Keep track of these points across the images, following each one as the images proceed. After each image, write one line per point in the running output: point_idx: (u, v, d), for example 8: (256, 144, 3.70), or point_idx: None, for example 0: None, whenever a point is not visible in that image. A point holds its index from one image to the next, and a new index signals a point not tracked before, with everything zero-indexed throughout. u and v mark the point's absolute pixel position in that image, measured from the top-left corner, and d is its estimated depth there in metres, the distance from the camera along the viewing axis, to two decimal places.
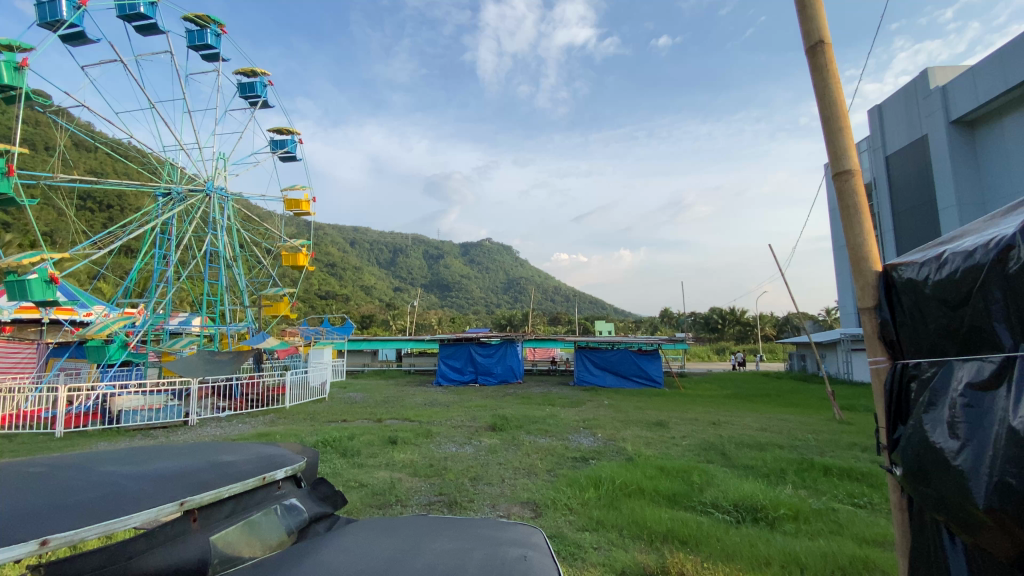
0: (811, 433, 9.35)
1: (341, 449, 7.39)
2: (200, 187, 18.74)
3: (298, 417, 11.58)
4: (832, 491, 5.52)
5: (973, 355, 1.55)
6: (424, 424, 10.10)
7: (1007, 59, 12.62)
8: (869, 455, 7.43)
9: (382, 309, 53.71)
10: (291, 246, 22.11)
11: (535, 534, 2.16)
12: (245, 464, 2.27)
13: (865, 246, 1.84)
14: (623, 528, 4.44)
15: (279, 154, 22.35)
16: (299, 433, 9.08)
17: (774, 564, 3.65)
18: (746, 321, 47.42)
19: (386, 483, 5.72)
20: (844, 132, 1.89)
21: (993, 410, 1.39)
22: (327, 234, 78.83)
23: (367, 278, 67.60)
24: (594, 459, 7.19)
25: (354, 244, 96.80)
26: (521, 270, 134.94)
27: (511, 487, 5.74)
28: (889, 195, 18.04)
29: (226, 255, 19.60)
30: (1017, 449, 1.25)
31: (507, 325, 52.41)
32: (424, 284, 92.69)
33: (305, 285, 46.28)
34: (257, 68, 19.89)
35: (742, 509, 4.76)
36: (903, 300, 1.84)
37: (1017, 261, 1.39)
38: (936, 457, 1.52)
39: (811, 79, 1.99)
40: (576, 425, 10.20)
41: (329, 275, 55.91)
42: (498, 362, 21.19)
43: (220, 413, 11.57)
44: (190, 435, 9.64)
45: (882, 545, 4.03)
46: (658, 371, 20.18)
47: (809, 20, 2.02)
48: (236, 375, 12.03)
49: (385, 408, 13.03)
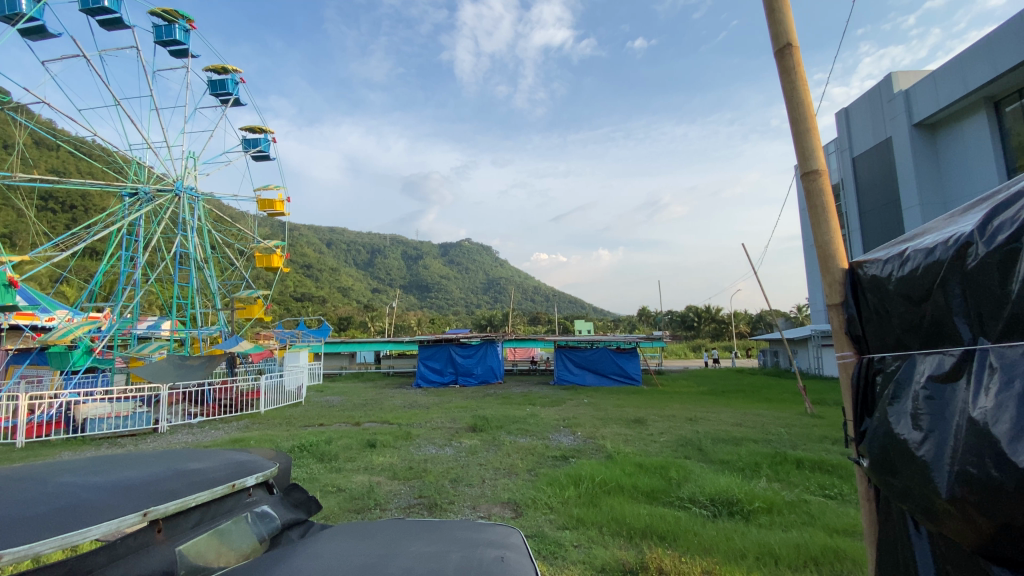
0: (783, 426, 9.61)
1: (318, 454, 7.26)
2: (169, 187, 18.14)
3: (274, 421, 11.34)
4: (804, 483, 5.66)
5: (934, 349, 1.60)
6: (403, 427, 9.99)
7: (966, 64, 13.15)
8: (839, 448, 7.65)
9: (360, 311, 53.03)
10: (265, 247, 21.63)
11: (512, 534, 2.15)
12: (214, 471, 2.19)
13: (833, 245, 1.90)
14: (602, 526, 4.47)
15: (251, 153, 21.85)
16: (275, 438, 8.91)
17: (749, 557, 3.72)
18: (721, 319, 48.53)
19: (365, 487, 5.64)
20: (812, 133, 1.94)
21: (954, 401, 1.43)
22: (302, 235, 77.53)
23: (345, 279, 66.64)
24: (573, 457, 7.23)
25: (331, 245, 95.30)
26: (500, 270, 135.03)
27: (491, 487, 5.72)
28: (856, 196, 18.62)
29: (196, 256, 19.02)
30: (976, 439, 1.27)
31: (487, 325, 52.40)
32: (402, 285, 91.81)
33: (280, 287, 45.35)
34: (228, 65, 19.41)
35: (718, 504, 4.84)
36: (869, 297, 1.90)
37: (975, 258, 1.43)
38: (901, 449, 1.58)
39: (779, 82, 2.04)
40: (556, 424, 10.25)
41: (304, 276, 54.88)
42: (478, 362, 21.13)
43: (191, 419, 11.30)
44: (161, 443, 9.34)
45: (852, 535, 4.15)
46: (636, 370, 20.40)
47: (776, 24, 2.06)
48: (208, 380, 11.68)
49: (364, 411, 12.86)
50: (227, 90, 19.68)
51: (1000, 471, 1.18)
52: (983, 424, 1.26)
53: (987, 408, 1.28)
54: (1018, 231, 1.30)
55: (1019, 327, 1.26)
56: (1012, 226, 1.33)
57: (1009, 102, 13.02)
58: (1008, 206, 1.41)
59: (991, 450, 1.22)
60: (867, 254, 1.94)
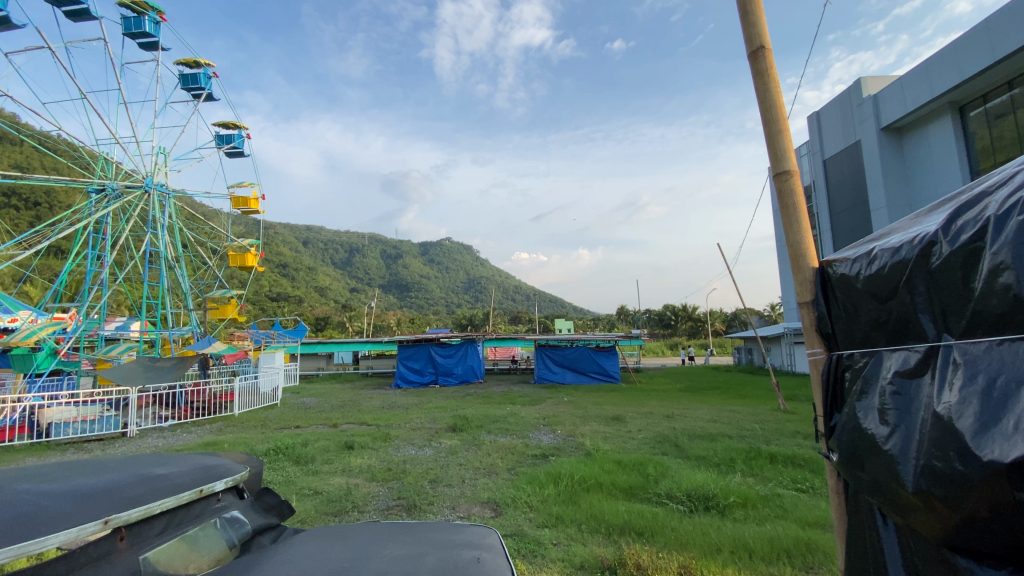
0: (757, 422, 9.83)
1: (294, 456, 7.10)
2: (138, 184, 17.50)
3: (248, 424, 11.07)
4: (777, 477, 5.79)
5: (900, 346, 1.63)
6: (382, 428, 9.88)
7: (932, 70, 13.65)
8: (810, 442, 7.86)
9: (337, 310, 52.26)
10: (239, 246, 21.13)
11: (489, 534, 2.13)
12: (180, 477, 2.12)
13: (803, 243, 1.94)
14: (581, 523, 4.48)
15: (225, 149, 21.31)
16: (250, 441, 8.71)
17: (724, 551, 3.78)
18: (697, 317, 49.46)
19: (343, 490, 5.55)
20: (784, 135, 1.98)
21: (919, 397, 1.47)
22: (278, 234, 76.02)
23: (322, 279, 65.53)
24: (553, 455, 7.25)
25: (308, 244, 93.69)
26: (480, 269, 134.86)
27: (471, 488, 5.69)
28: (827, 197, 19.16)
29: (167, 255, 18.45)
30: (940, 432, 1.30)
31: (467, 325, 52.28)
32: (381, 285, 90.82)
33: (255, 286, 44.34)
34: (200, 58, 18.88)
35: (694, 499, 4.92)
36: (838, 295, 1.94)
37: (939, 257, 1.47)
38: (869, 443, 1.62)
39: (752, 84, 2.07)
40: (536, 422, 10.25)
41: (280, 275, 53.78)
42: (459, 362, 21.06)
43: (162, 422, 10.97)
44: (129, 447, 9.04)
45: (823, 527, 4.26)
46: (615, 368, 20.62)
47: (750, 26, 2.09)
48: (180, 383, 11.34)
49: (342, 413, 12.67)
50: (199, 85, 19.13)
51: (964, 465, 1.19)
52: (947, 418, 1.29)
53: (950, 402, 1.31)
54: (982, 230, 1.34)
55: (981, 322, 1.30)
56: (975, 226, 1.37)
57: (972, 108, 13.60)
58: (970, 208, 1.46)
59: (955, 444, 1.24)
60: (837, 253, 1.99)
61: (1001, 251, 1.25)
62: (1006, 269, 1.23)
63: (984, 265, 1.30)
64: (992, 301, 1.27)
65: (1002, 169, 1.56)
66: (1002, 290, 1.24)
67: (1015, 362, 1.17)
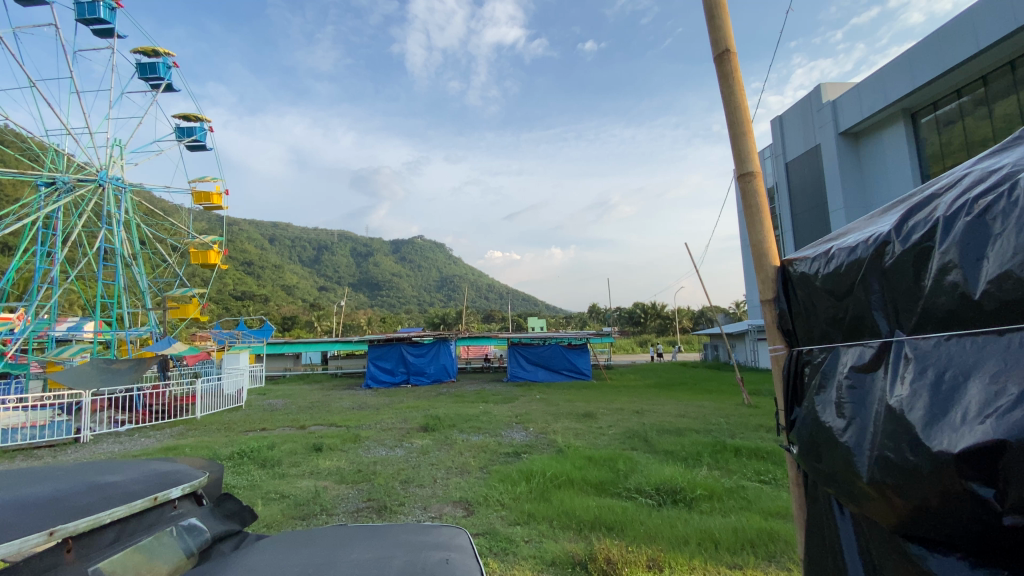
0: (723, 416, 10.12)
1: (260, 460, 6.89)
2: (91, 177, 16.55)
3: (211, 427, 10.69)
4: (741, 470, 5.96)
5: (855, 341, 1.70)
6: (352, 428, 9.70)
7: (887, 78, 14.30)
8: (772, 435, 8.13)
9: (305, 310, 51.06)
10: (201, 243, 20.37)
11: (459, 535, 2.12)
12: (132, 484, 2.01)
13: (765, 242, 2.01)
14: (552, 520, 4.50)
15: (185, 142, 20.48)
16: (213, 444, 8.41)
17: (691, 543, 3.87)
18: (666, 315, 50.63)
19: (311, 492, 5.42)
20: (747, 137, 2.03)
21: (873, 390, 1.53)
22: (243, 231, 73.68)
23: (289, 278, 63.85)
24: (525, 453, 7.27)
25: (274, 241, 91.14)
26: (453, 268, 134.12)
27: (442, 487, 5.64)
28: (789, 198, 19.84)
29: (123, 252, 17.61)
30: (892, 424, 1.35)
31: (440, 324, 51.90)
32: (351, 284, 89.27)
33: (218, 285, 42.86)
34: (159, 47, 18.09)
35: (663, 493, 5.01)
36: (797, 292, 2.01)
37: (891, 256, 1.53)
38: (827, 436, 1.68)
39: (718, 86, 2.11)
40: (508, 421, 10.24)
41: (245, 274, 52.15)
42: (431, 361, 20.87)
43: (118, 426, 10.46)
44: (83, 453, 8.60)
45: (784, 517, 4.42)
46: (586, 365, 20.85)
47: (716, 29, 2.13)
48: (138, 386, 10.84)
49: (310, 414, 12.36)
50: (158, 75, 18.33)
51: (916, 455, 1.23)
52: (898, 411, 1.34)
53: (901, 396, 1.36)
54: (931, 230, 1.40)
55: (931, 319, 1.35)
56: (924, 226, 1.43)
57: (924, 114, 14.29)
58: (920, 209, 1.52)
59: (907, 435, 1.28)
60: (797, 252, 2.06)
61: (949, 250, 1.31)
62: (954, 268, 1.29)
63: (934, 263, 1.35)
64: (941, 299, 1.32)
65: (951, 172, 1.64)
66: (950, 288, 1.29)
67: (962, 356, 1.23)
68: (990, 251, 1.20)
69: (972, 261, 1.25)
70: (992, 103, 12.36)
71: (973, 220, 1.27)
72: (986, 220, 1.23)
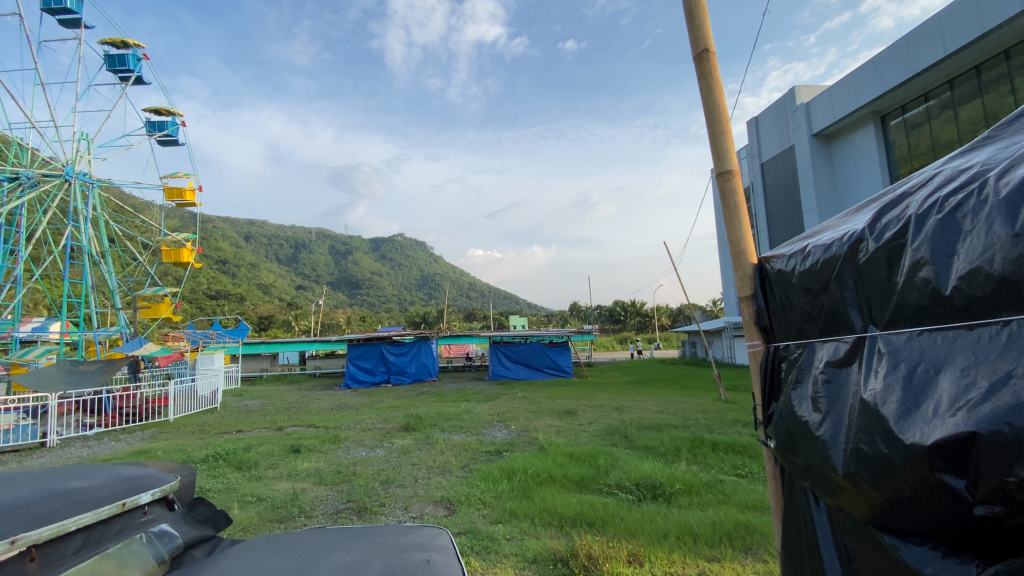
0: (700, 412, 10.29)
1: (236, 462, 6.72)
2: (57, 172, 15.92)
3: (185, 429, 10.41)
4: (719, 465, 6.06)
5: (830, 337, 1.73)
6: (330, 429, 9.54)
7: (858, 82, 14.70)
8: (749, 430, 8.29)
9: (283, 310, 50.12)
10: (174, 241, 19.78)
11: (441, 535, 2.09)
12: (99, 490, 1.94)
13: (743, 240, 2.04)
14: (534, 517, 4.51)
15: (156, 137, 19.87)
16: (187, 448, 8.19)
17: (671, 536, 3.92)
18: (645, 313, 51.34)
19: (289, 495, 5.31)
20: (726, 136, 2.06)
21: (847, 384, 1.56)
22: (217, 229, 71.91)
23: (266, 276, 62.61)
24: (507, 451, 7.26)
25: (250, 238, 89.17)
26: (434, 266, 133.32)
27: (423, 487, 5.60)
28: (764, 198, 20.25)
29: (91, 250, 17.00)
30: (866, 418, 1.38)
31: (421, 323, 51.52)
32: (330, 282, 87.98)
33: (192, 284, 41.76)
34: (129, 39, 17.52)
35: (643, 488, 5.06)
36: (775, 289, 2.04)
37: (865, 253, 1.56)
38: (803, 430, 1.71)
39: (698, 85, 2.13)
40: (490, 419, 10.22)
41: (220, 273, 50.91)
42: (411, 360, 20.71)
43: (87, 430, 10.09)
44: (50, 458, 8.28)
45: (760, 509, 4.51)
46: (568, 362, 20.98)
47: (695, 29, 2.14)
48: (107, 388, 10.48)
49: (287, 415, 12.14)
50: (128, 67, 17.73)
51: (889, 448, 1.26)
52: (872, 405, 1.36)
53: (875, 389, 1.39)
54: (903, 228, 1.43)
55: (904, 314, 1.38)
56: (897, 224, 1.47)
57: (893, 117, 14.72)
58: (893, 208, 1.56)
59: (881, 429, 1.31)
60: (774, 250, 2.09)
61: (920, 247, 1.34)
62: (926, 264, 1.32)
63: (906, 260, 1.39)
64: (913, 295, 1.35)
65: (922, 172, 1.68)
66: (922, 284, 1.32)
67: (933, 350, 1.26)
68: (960, 248, 1.23)
69: (943, 257, 1.28)
70: (957, 106, 12.79)
71: (943, 218, 1.30)
72: (957, 218, 1.26)
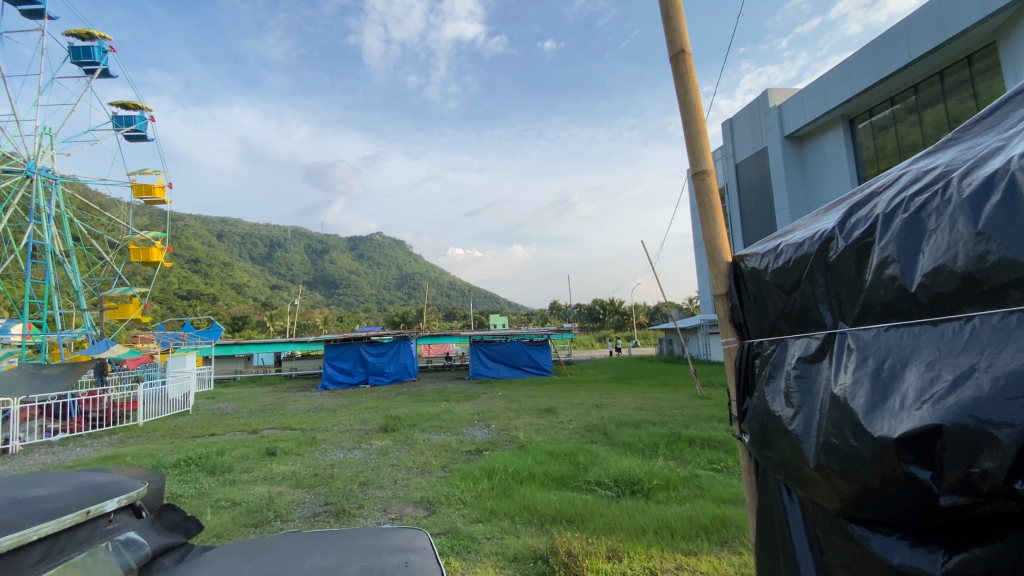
0: (677, 408, 10.46)
1: (209, 467, 6.54)
2: (17, 168, 15.23)
3: (155, 433, 10.10)
4: (696, 460, 6.16)
5: (802, 333, 1.77)
6: (307, 431, 9.40)
7: (828, 86, 15.12)
8: (724, 425, 8.46)
9: (257, 310, 49.01)
10: (143, 239, 19.11)
11: (419, 536, 2.07)
12: (62, 498, 1.85)
13: (718, 240, 2.07)
14: (515, 515, 4.52)
15: (124, 132, 19.19)
16: (158, 452, 7.94)
17: (649, 532, 3.96)
18: (623, 312, 51.99)
19: (264, 499, 5.20)
20: (701, 136, 2.09)
21: (818, 380, 1.60)
22: (188, 227, 69.79)
23: (239, 275, 61.13)
24: (487, 450, 7.25)
25: (223, 237, 86.92)
26: (413, 266, 132.28)
27: (403, 488, 5.56)
28: (738, 197, 20.67)
29: (55, 249, 16.33)
30: (836, 412, 1.42)
31: (400, 323, 51.01)
32: (306, 282, 86.41)
33: (162, 284, 40.54)
34: (94, 30, 16.87)
35: (621, 484, 5.11)
36: (748, 287, 2.08)
37: (835, 252, 1.59)
38: (776, 424, 1.75)
39: (673, 86, 2.15)
40: (470, 419, 10.19)
41: (190, 272, 49.45)
42: (391, 361, 20.48)
43: (51, 436, 9.69)
44: (10, 466, 7.91)
45: (735, 503, 4.60)
46: (548, 361, 21.08)
47: (672, 30, 2.16)
48: (71, 392, 10.07)
49: (263, 418, 11.88)
50: (93, 60, 17.09)
51: (858, 441, 1.29)
52: (843, 400, 1.40)
53: (845, 385, 1.43)
54: (872, 227, 1.47)
55: (872, 311, 1.42)
56: (866, 223, 1.50)
57: (861, 120, 15.19)
58: (861, 208, 1.60)
59: (850, 423, 1.34)
60: (748, 249, 2.12)
61: (887, 246, 1.38)
62: (892, 262, 1.36)
63: (874, 258, 1.42)
64: (880, 291, 1.39)
65: (888, 173, 1.73)
66: (888, 282, 1.37)
67: (900, 346, 1.30)
68: (924, 246, 1.28)
69: (908, 255, 1.32)
70: (922, 110, 13.25)
71: (910, 218, 1.34)
72: (922, 217, 1.31)
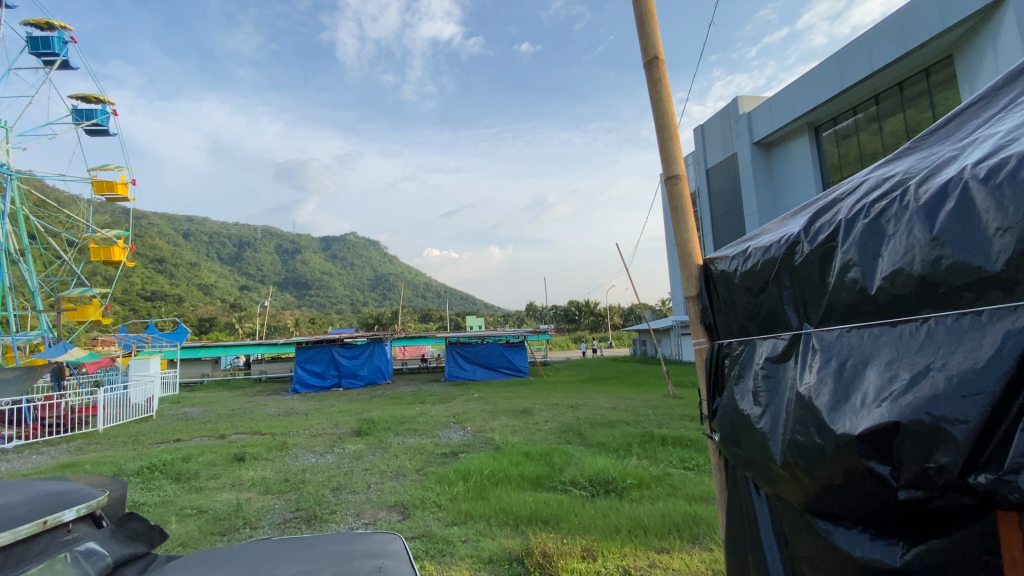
0: (650, 408, 10.64)
1: (174, 473, 6.33)
2: None
3: (116, 440, 9.71)
4: (668, 458, 6.26)
5: (769, 333, 1.82)
6: (278, 436, 9.19)
7: (795, 94, 15.64)
8: (695, 424, 8.64)
9: (226, 311, 47.66)
10: (103, 238, 18.27)
11: (393, 540, 2.04)
12: (16, 508, 1.76)
13: (689, 242, 2.12)
14: (490, 517, 4.49)
15: (84, 126, 18.38)
16: (119, 459, 7.63)
17: (622, 530, 4.01)
18: (598, 313, 52.65)
19: (232, 506, 5.06)
20: (673, 140, 2.13)
21: (785, 379, 1.65)
22: (153, 226, 67.21)
23: (207, 276, 59.32)
24: (462, 452, 7.23)
25: (189, 236, 84.16)
26: (388, 267, 130.84)
27: (377, 492, 5.48)
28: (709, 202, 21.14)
29: (8, 247, 15.49)
30: (802, 410, 1.46)
31: (375, 324, 50.37)
32: (277, 282, 84.51)
33: (124, 284, 39.07)
34: (53, 19, 16.13)
35: (595, 484, 5.15)
36: (718, 289, 2.14)
37: (801, 255, 1.64)
38: (744, 422, 1.80)
39: (647, 91, 2.19)
40: (445, 421, 10.12)
41: (154, 272, 47.71)
42: (364, 363, 20.20)
43: (3, 443, 9.20)
44: None
45: (705, 500, 4.71)
46: (523, 362, 21.10)
47: (645, 36, 2.20)
48: (26, 397, 9.59)
49: (231, 423, 11.52)
50: (52, 50, 16.33)
51: (822, 437, 1.34)
52: (808, 398, 1.44)
53: (810, 383, 1.48)
54: (835, 231, 1.52)
55: (834, 312, 1.48)
56: (829, 228, 1.56)
57: (825, 128, 15.74)
58: (825, 213, 1.66)
59: (814, 420, 1.39)
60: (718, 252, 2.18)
61: (849, 250, 1.43)
62: (854, 265, 1.41)
63: (836, 262, 1.48)
64: (842, 294, 1.45)
65: (850, 180, 1.79)
66: (850, 284, 1.42)
67: (860, 346, 1.36)
68: (884, 250, 1.33)
69: (869, 258, 1.38)
70: (882, 119, 13.82)
71: (870, 222, 1.39)
72: (882, 223, 1.36)
